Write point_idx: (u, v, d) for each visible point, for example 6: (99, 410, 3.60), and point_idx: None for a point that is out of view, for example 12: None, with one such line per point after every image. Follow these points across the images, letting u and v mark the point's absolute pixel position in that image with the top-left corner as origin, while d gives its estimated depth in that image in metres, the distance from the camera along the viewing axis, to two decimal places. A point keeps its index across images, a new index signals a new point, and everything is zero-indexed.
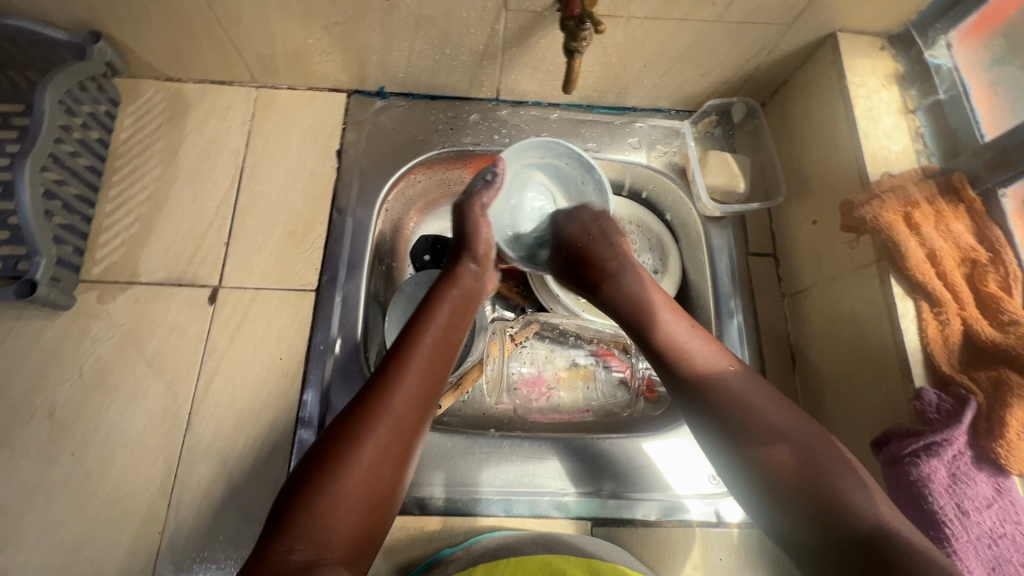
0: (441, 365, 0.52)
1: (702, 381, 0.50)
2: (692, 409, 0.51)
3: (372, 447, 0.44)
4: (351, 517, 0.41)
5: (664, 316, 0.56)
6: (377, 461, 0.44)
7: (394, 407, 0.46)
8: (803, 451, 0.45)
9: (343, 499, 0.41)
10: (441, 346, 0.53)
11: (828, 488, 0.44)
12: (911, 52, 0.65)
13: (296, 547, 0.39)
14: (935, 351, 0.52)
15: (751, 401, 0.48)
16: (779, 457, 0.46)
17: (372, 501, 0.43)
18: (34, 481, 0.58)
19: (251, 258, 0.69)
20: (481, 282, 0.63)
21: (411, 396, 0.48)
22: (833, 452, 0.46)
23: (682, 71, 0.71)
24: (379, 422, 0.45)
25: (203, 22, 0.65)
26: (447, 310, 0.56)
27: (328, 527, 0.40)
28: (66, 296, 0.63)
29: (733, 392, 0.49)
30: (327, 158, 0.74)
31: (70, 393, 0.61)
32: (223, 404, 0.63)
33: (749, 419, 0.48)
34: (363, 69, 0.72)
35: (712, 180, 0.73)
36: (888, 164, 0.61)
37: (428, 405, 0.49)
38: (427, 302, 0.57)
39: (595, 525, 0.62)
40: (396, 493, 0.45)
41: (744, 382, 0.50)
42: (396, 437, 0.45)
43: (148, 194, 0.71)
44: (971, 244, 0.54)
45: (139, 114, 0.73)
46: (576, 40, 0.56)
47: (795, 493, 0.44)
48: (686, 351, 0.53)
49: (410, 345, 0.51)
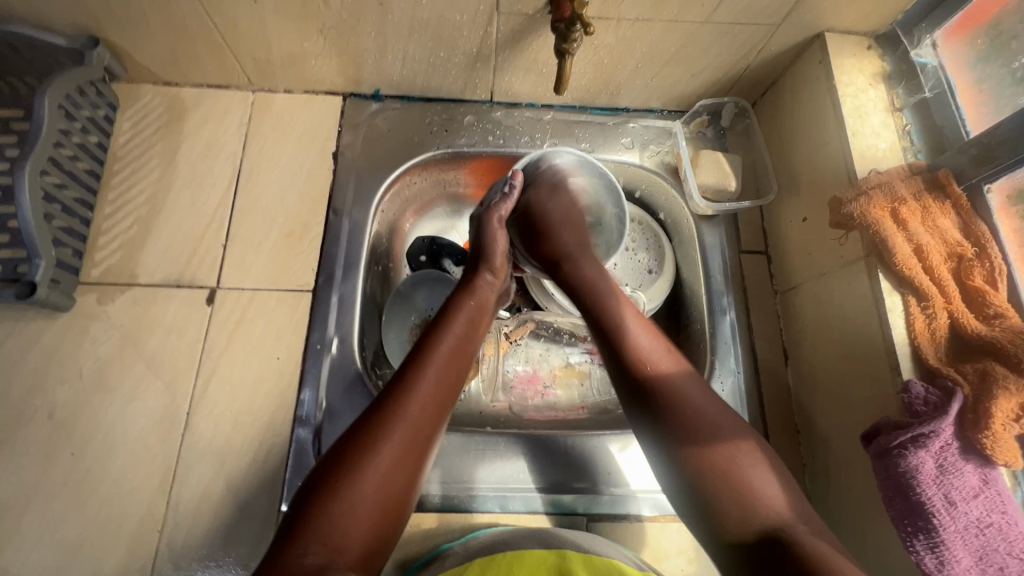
0: (456, 374, 0.53)
1: (642, 372, 0.52)
2: (632, 393, 0.52)
3: (388, 454, 0.44)
4: (363, 521, 0.42)
5: (614, 303, 0.57)
6: (393, 468, 0.44)
7: (410, 415, 0.47)
8: (727, 447, 0.47)
9: (355, 502, 0.42)
10: (456, 356, 0.54)
11: (747, 487, 0.45)
12: (897, 51, 0.66)
13: (309, 549, 0.39)
14: (922, 344, 0.53)
15: (687, 396, 0.50)
16: (707, 452, 0.47)
17: (386, 505, 0.43)
18: (35, 481, 0.59)
19: (248, 259, 0.70)
20: (495, 293, 0.63)
21: (428, 405, 0.48)
22: (755, 453, 0.48)
23: (674, 71, 0.72)
24: (394, 429, 0.46)
25: (199, 27, 0.65)
26: (462, 319, 0.57)
27: (341, 531, 0.41)
28: (65, 297, 0.64)
29: (671, 386, 0.50)
30: (323, 160, 0.75)
31: (70, 393, 0.62)
32: (221, 404, 0.63)
33: (684, 411, 0.49)
34: (358, 72, 0.73)
35: (705, 180, 0.74)
36: (876, 161, 0.62)
37: (441, 413, 0.49)
38: (443, 312, 0.58)
39: (590, 521, 0.63)
40: (409, 499, 0.46)
41: (686, 376, 0.52)
42: (412, 445, 0.46)
43: (146, 196, 0.71)
44: (957, 239, 0.54)
45: (138, 118, 0.74)
46: (566, 43, 0.58)
47: (719, 482, 0.46)
48: (630, 338, 0.54)
49: (426, 354, 0.52)
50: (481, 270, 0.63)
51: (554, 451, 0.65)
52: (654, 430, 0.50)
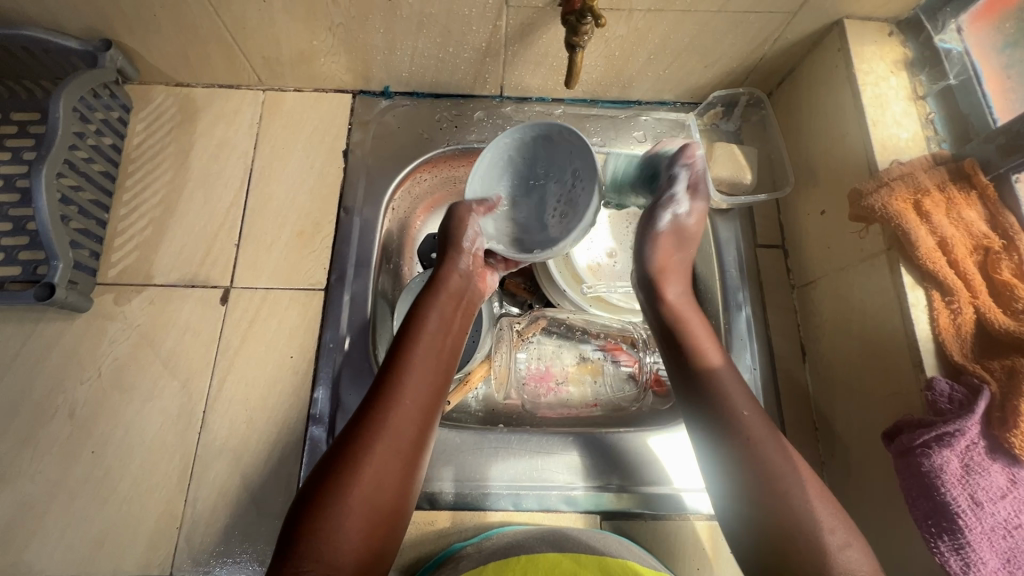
0: (438, 374, 0.52)
1: (720, 392, 0.53)
2: (703, 417, 0.54)
3: (370, 469, 0.46)
4: (356, 534, 0.44)
5: (702, 338, 0.58)
6: (377, 480, 0.46)
7: (389, 423, 0.48)
8: (785, 505, 0.48)
9: (346, 520, 0.44)
10: (433, 355, 0.53)
11: (802, 537, 0.47)
12: (920, 37, 0.64)
13: (303, 567, 0.42)
14: (947, 340, 0.51)
15: (743, 414, 0.52)
16: (773, 483, 0.49)
17: (377, 516, 0.45)
18: (56, 479, 0.60)
19: (261, 259, 0.70)
20: (473, 280, 0.60)
21: (405, 412, 0.49)
22: (811, 503, 0.48)
23: (687, 63, 0.71)
24: (376, 439, 0.47)
25: (209, 27, 0.66)
26: (439, 312, 0.56)
27: (335, 545, 0.43)
28: (83, 298, 0.65)
29: (734, 410, 0.52)
30: (333, 158, 0.75)
31: (89, 393, 0.63)
32: (236, 403, 0.64)
33: (755, 458, 0.50)
34: (367, 69, 0.73)
35: (718, 172, 0.73)
36: (897, 151, 0.60)
37: (427, 415, 0.50)
38: (418, 306, 0.56)
39: (604, 519, 0.63)
40: (403, 505, 0.47)
41: (746, 398, 0.53)
42: (394, 453, 0.47)
43: (160, 197, 0.72)
44: (983, 231, 0.53)
45: (151, 120, 0.75)
46: (576, 35, 0.56)
47: (770, 527, 0.48)
48: (710, 366, 0.55)
49: (402, 358, 0.51)
50: (452, 264, 0.58)
51: (562, 450, 0.64)
52: (716, 454, 0.52)
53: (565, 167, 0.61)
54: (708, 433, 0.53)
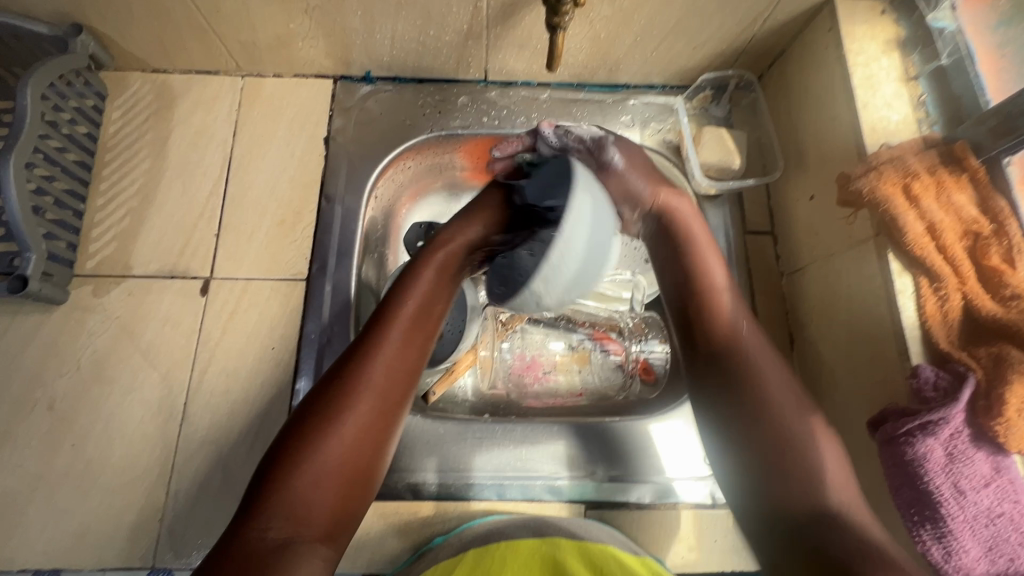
0: (423, 337, 0.51)
1: (731, 343, 0.53)
2: (704, 367, 0.54)
3: (349, 426, 0.45)
4: (328, 494, 0.43)
5: (713, 273, 0.57)
6: (356, 439, 0.45)
7: (373, 381, 0.47)
8: (788, 442, 0.48)
9: (319, 477, 0.43)
10: (421, 318, 0.52)
11: (801, 475, 0.47)
12: (913, 15, 0.62)
13: (272, 525, 0.40)
14: (933, 327, 0.51)
15: (756, 362, 0.52)
16: (772, 429, 0.49)
17: (350, 477, 0.44)
18: (37, 472, 0.59)
19: (241, 249, 0.69)
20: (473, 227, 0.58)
21: (389, 372, 0.47)
22: (813, 445, 0.48)
23: (675, 44, 0.69)
24: (357, 396, 0.46)
25: (182, 10, 0.64)
26: (431, 274, 0.55)
27: (306, 505, 0.42)
28: (59, 290, 0.64)
29: (755, 373, 0.51)
30: (314, 146, 0.74)
31: (69, 386, 0.62)
32: (217, 394, 0.63)
33: (765, 408, 0.50)
34: (347, 53, 0.71)
35: (706, 158, 0.71)
36: (886, 135, 0.59)
37: (411, 378, 0.49)
38: (411, 268, 0.55)
39: (588, 508, 0.63)
40: (376, 470, 0.46)
41: (760, 349, 0.53)
42: (377, 414, 0.46)
43: (138, 187, 0.71)
44: (973, 216, 0.52)
45: (127, 107, 0.73)
46: (557, 16, 0.55)
47: (757, 460, 0.49)
48: (714, 310, 0.56)
49: (386, 319, 0.50)
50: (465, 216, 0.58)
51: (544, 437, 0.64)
52: (725, 405, 0.52)
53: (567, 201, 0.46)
54: (714, 386, 0.53)
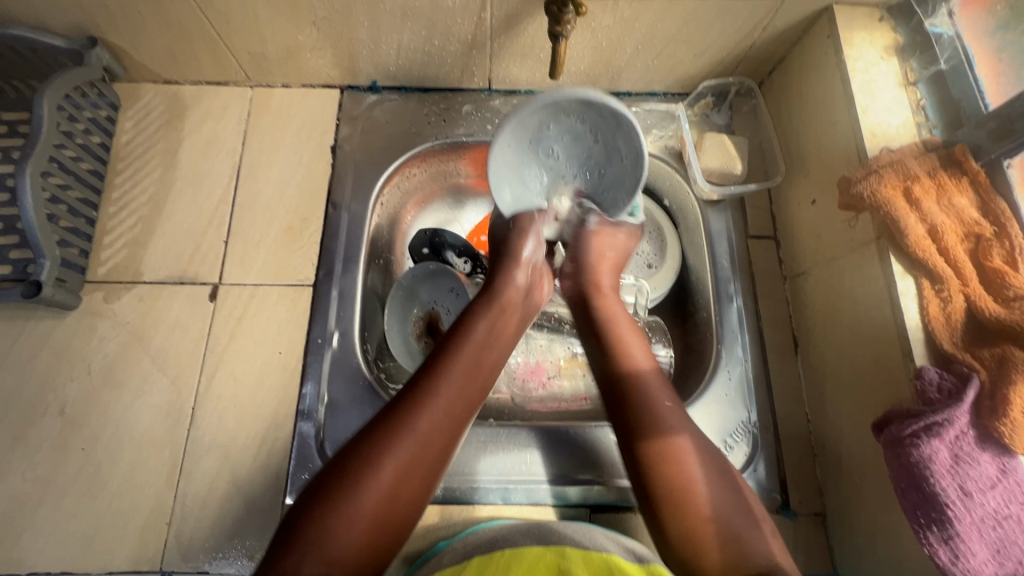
0: (474, 388, 0.52)
1: (640, 393, 0.55)
2: (617, 412, 0.55)
3: (393, 472, 0.45)
4: (362, 539, 0.43)
5: (623, 330, 0.60)
6: (398, 485, 0.45)
7: (420, 429, 0.47)
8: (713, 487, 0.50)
9: (356, 519, 0.43)
10: (475, 367, 0.53)
11: (722, 523, 0.48)
12: (911, 23, 0.63)
13: (306, 560, 0.41)
14: (936, 328, 0.51)
15: (660, 413, 0.54)
16: (696, 502, 0.49)
17: (384, 522, 0.44)
18: (47, 475, 0.60)
19: (250, 255, 0.70)
20: (529, 295, 0.61)
21: (439, 421, 0.48)
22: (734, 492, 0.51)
23: (676, 53, 0.70)
24: (405, 442, 0.46)
25: (193, 22, 0.66)
26: (485, 325, 0.56)
27: (341, 545, 0.42)
28: (71, 296, 0.65)
29: (660, 416, 0.53)
30: (322, 154, 0.75)
31: (79, 390, 0.63)
32: (225, 398, 0.64)
33: (684, 474, 0.51)
34: (354, 64, 0.73)
35: (708, 164, 0.72)
36: (886, 139, 0.59)
37: (457, 427, 0.50)
38: (468, 315, 0.57)
39: (594, 513, 0.63)
40: (413, 517, 0.47)
41: (675, 405, 0.55)
42: (419, 461, 0.47)
43: (149, 195, 0.72)
44: (975, 218, 0.52)
45: (139, 118, 0.75)
46: (559, 24, 0.56)
47: (690, 536, 0.48)
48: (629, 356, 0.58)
49: (441, 366, 0.51)
50: (507, 276, 0.59)
51: (527, 444, 0.64)
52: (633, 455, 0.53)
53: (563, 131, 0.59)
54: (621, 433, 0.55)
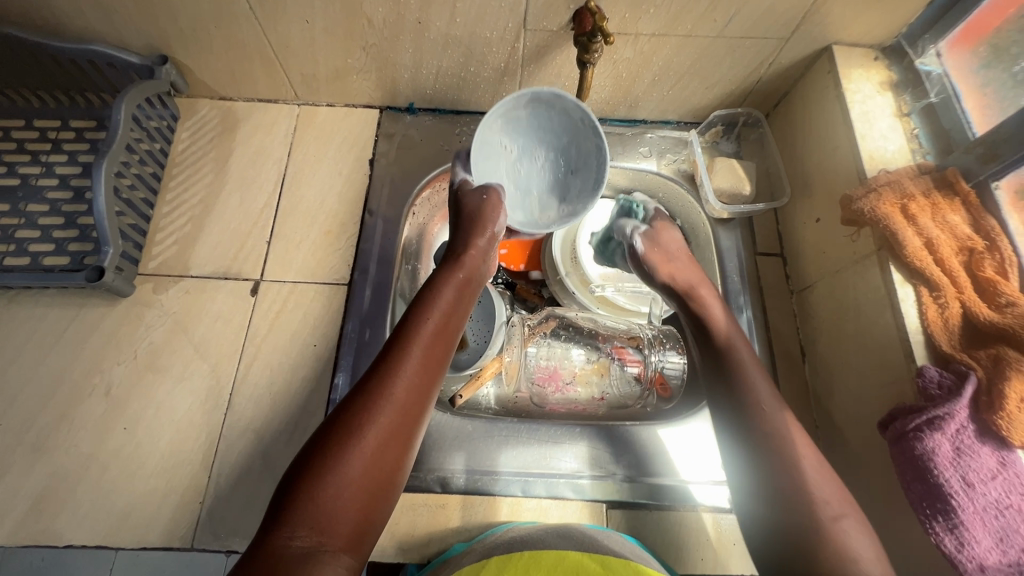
0: (441, 351, 0.55)
1: (750, 392, 0.57)
2: (729, 412, 0.58)
3: (372, 439, 0.47)
4: (354, 505, 0.44)
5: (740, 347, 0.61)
6: (378, 451, 0.47)
7: (395, 395, 0.49)
8: (806, 475, 0.51)
9: (344, 486, 0.44)
10: (442, 331, 0.55)
11: (817, 513, 0.50)
12: (903, 61, 0.70)
13: (297, 534, 0.42)
14: (935, 332, 0.55)
15: (767, 404, 0.56)
16: (808, 499, 0.50)
17: (374, 486, 0.46)
18: (88, 453, 0.63)
19: (291, 255, 0.75)
20: (486, 261, 0.64)
21: (412, 384, 0.51)
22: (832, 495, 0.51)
23: (689, 84, 0.77)
24: (380, 408, 0.48)
25: (255, 45, 0.73)
26: (449, 294, 0.59)
27: (329, 517, 0.43)
28: (127, 285, 0.69)
29: (765, 412, 0.56)
30: (361, 166, 0.81)
31: (124, 374, 0.67)
32: (261, 385, 0.68)
33: (790, 459, 0.53)
34: (395, 86, 0.80)
35: (719, 184, 0.77)
36: (884, 162, 0.65)
37: (429, 390, 0.52)
38: (430, 286, 0.59)
39: (609, 508, 0.64)
40: (395, 482, 0.48)
41: (771, 393, 0.57)
42: (399, 427, 0.48)
43: (200, 198, 0.78)
44: (967, 234, 0.56)
45: (195, 129, 0.82)
46: (588, 53, 0.64)
47: (796, 525, 0.50)
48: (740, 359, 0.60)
49: (410, 336, 0.53)
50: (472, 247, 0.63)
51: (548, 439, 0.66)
52: (750, 456, 0.55)
53: (533, 153, 0.69)
54: (737, 435, 0.57)
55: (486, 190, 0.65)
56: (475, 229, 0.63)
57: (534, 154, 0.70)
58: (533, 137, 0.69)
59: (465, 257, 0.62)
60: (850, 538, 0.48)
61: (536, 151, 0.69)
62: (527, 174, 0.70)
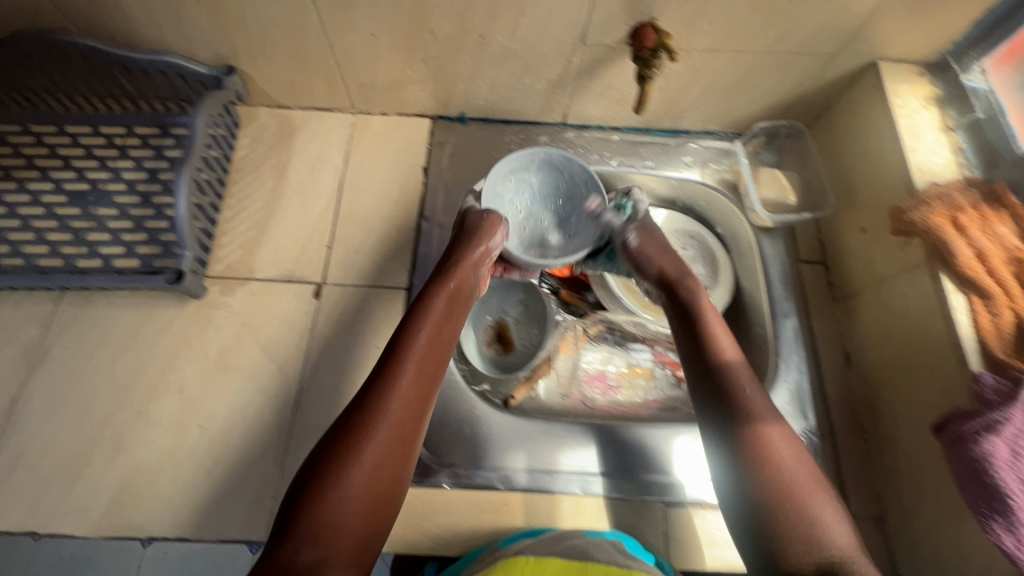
0: (435, 364, 0.58)
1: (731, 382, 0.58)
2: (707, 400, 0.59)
3: (371, 454, 0.50)
4: (356, 517, 0.48)
5: (719, 336, 0.62)
6: (377, 465, 0.50)
7: (390, 410, 0.53)
8: (780, 465, 0.53)
9: (346, 500, 0.48)
10: (434, 344, 0.59)
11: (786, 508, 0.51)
12: (947, 77, 0.72)
13: (303, 548, 0.45)
14: (989, 339, 0.57)
15: (753, 395, 0.57)
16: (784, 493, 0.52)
17: (376, 498, 0.50)
18: (165, 448, 0.66)
19: (350, 259, 0.78)
20: (478, 273, 0.67)
21: (406, 399, 0.54)
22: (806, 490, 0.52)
23: (735, 96, 0.79)
24: (377, 425, 0.52)
25: (319, 57, 0.76)
26: (439, 304, 0.62)
27: (332, 530, 0.47)
28: (199, 286, 0.72)
29: (746, 400, 0.57)
30: (414, 174, 0.84)
31: (197, 372, 0.70)
32: (327, 386, 0.70)
33: (764, 451, 0.54)
34: (449, 97, 0.83)
35: (764, 194, 0.81)
36: (932, 175, 0.67)
37: (424, 402, 0.56)
38: (421, 297, 0.62)
39: (666, 507, 0.66)
40: (396, 492, 0.52)
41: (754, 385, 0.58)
42: (396, 440, 0.52)
43: (261, 204, 0.81)
44: (1016, 245, 0.59)
45: (255, 136, 0.85)
46: (649, 68, 0.67)
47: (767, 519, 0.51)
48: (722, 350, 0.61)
49: (402, 351, 0.57)
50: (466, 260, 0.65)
51: (603, 441, 0.69)
52: (724, 444, 0.56)
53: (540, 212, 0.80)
54: (713, 420, 0.58)
55: (488, 212, 0.70)
56: (468, 246, 0.66)
57: (540, 214, 0.80)
58: (544, 200, 0.80)
59: (454, 272, 0.64)
60: (818, 532, 0.50)
61: (542, 213, 0.80)
62: (530, 228, 0.80)
